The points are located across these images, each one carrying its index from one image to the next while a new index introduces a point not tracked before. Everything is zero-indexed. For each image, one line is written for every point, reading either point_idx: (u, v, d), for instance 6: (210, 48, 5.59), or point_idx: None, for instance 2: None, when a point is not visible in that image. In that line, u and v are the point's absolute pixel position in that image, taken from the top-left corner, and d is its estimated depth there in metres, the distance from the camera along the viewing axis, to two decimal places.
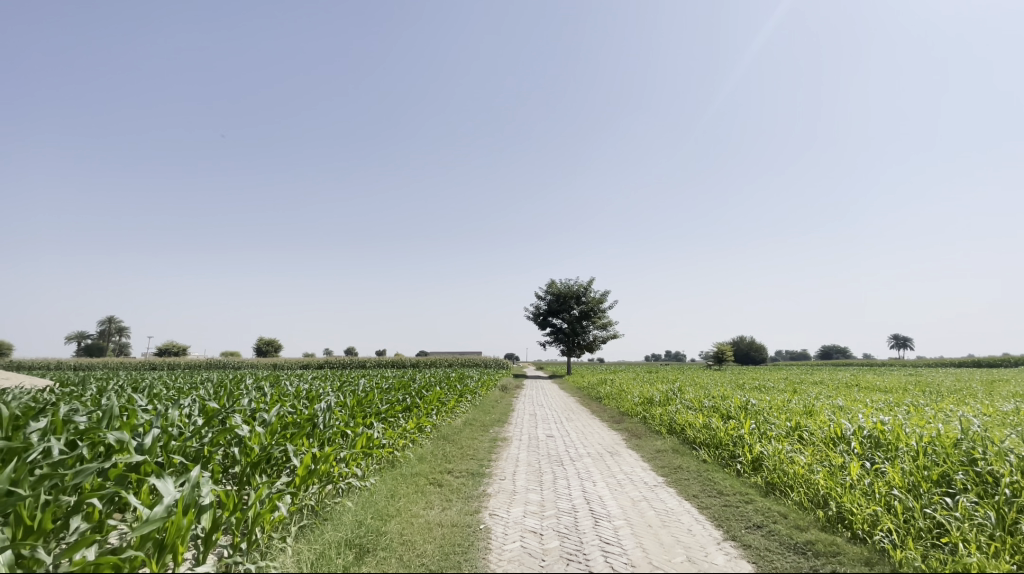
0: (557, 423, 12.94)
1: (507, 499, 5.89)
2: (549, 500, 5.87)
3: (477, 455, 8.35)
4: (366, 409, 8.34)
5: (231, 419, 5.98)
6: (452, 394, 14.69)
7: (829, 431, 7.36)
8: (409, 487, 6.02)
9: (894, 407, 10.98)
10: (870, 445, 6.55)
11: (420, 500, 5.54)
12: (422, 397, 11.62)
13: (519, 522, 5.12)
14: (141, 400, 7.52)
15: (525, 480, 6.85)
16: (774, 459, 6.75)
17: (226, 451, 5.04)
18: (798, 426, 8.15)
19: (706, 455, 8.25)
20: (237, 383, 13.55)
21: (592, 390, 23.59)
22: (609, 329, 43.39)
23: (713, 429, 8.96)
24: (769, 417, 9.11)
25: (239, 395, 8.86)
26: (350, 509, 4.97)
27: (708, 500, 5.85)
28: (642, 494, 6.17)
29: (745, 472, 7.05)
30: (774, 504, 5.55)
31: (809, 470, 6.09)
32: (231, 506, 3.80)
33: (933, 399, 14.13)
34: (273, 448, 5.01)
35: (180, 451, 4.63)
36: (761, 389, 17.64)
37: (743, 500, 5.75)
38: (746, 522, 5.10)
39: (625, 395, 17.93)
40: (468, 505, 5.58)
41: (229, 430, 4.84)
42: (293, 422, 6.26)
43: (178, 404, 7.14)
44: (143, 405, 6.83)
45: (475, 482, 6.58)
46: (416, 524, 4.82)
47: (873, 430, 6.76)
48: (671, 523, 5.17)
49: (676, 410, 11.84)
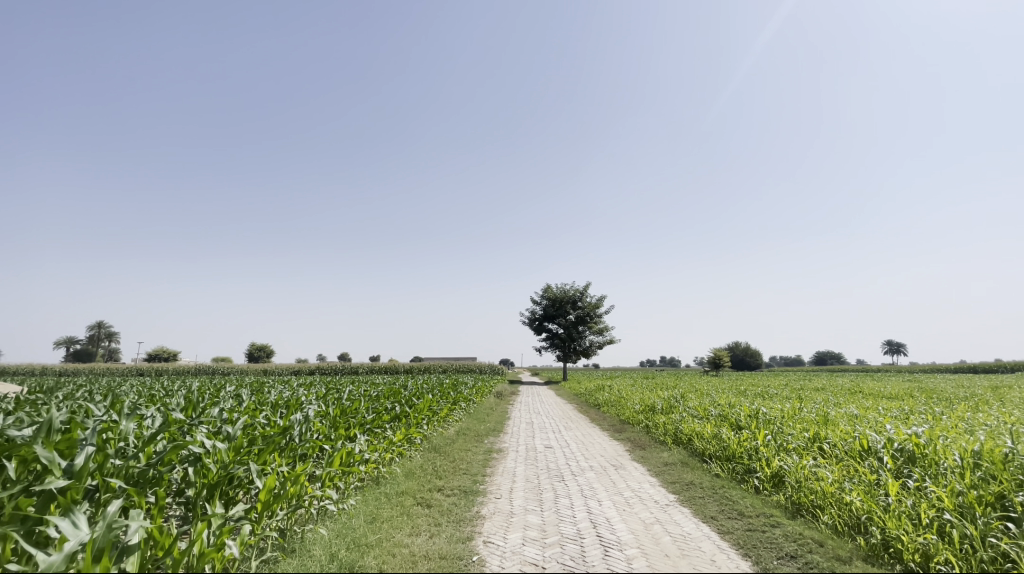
0: (555, 433, 12.22)
1: (503, 522, 5.25)
2: (550, 524, 5.22)
3: (470, 470, 7.65)
4: (350, 419, 7.65)
5: (192, 433, 5.29)
6: (446, 401, 13.97)
7: (853, 443, 6.77)
8: (392, 509, 5.34)
9: (912, 415, 10.43)
10: (904, 460, 5.96)
11: (406, 525, 4.90)
12: (412, 406, 10.90)
13: (518, 552, 4.46)
14: (100, 410, 6.80)
15: (523, 499, 6.18)
16: (797, 474, 6.13)
17: (179, 472, 4.36)
18: (817, 437, 7.52)
19: (718, 469, 7.62)
20: (217, 389, 12.77)
21: (589, 397, 22.97)
22: (605, 334, 42.78)
23: (725, 441, 8.30)
24: (784, 427, 8.47)
25: (210, 404, 8.10)
26: (323, 539, 4.29)
27: (729, 523, 5.23)
28: (654, 516, 5.52)
29: (766, 488, 6.39)
30: (806, 529, 4.93)
31: (839, 488, 5.49)
32: (166, 544, 3.14)
33: (945, 406, 13.61)
34: (233, 469, 4.34)
35: (123, 474, 3.97)
36: (764, 396, 17.00)
37: (769, 524, 5.12)
38: (778, 552, 4.46)
39: (624, 402, 17.30)
40: (459, 531, 4.90)
41: (182, 448, 4.18)
42: (263, 436, 5.58)
43: (140, 416, 6.42)
44: (99, 417, 6.13)
45: (467, 502, 5.90)
46: (399, 556, 4.14)
47: (905, 443, 6.18)
48: (691, 551, 4.53)
49: (680, 419, 11.23)
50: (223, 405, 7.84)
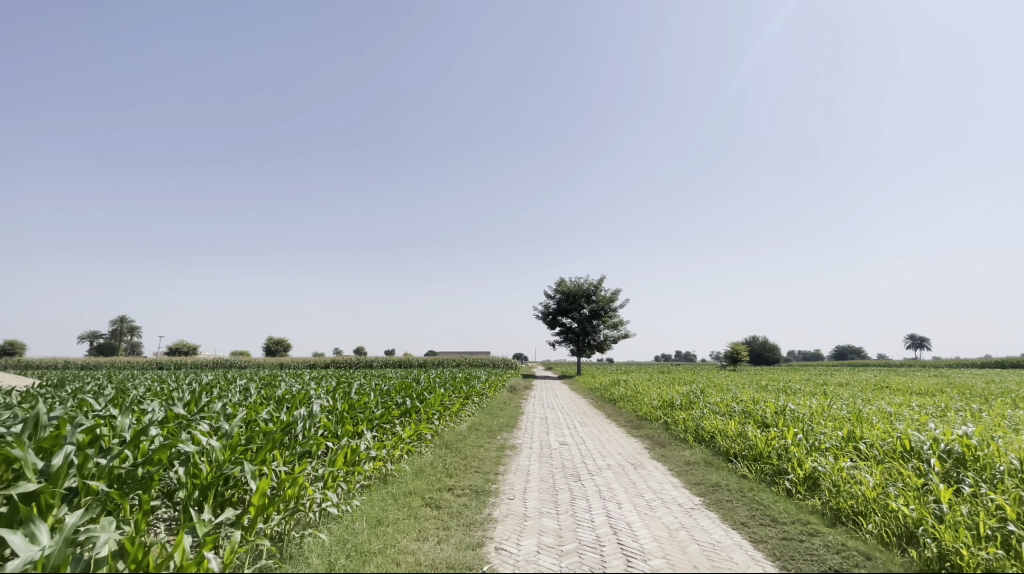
0: (570, 429, 11.83)
1: (517, 527, 4.89)
2: (566, 529, 4.85)
3: (482, 468, 7.31)
4: (357, 415, 7.35)
5: (189, 430, 5.02)
6: (458, 396, 13.65)
7: (894, 443, 6.27)
8: (399, 511, 5.02)
9: (949, 413, 9.85)
10: (953, 464, 5.45)
11: (413, 529, 4.58)
12: (423, 400, 10.58)
13: (532, 561, 4.10)
14: (102, 405, 6.59)
15: (538, 500, 5.82)
16: (833, 477, 5.68)
17: (169, 473, 4.08)
18: (853, 436, 7.02)
19: (744, 469, 7.18)
20: (228, 382, 12.61)
21: (604, 392, 22.57)
22: (621, 329, 42.22)
23: (752, 440, 7.83)
24: (815, 424, 7.97)
25: (214, 398, 7.85)
26: (323, 546, 3.98)
27: (762, 530, 4.81)
28: (679, 521, 5.12)
29: (799, 492, 5.93)
30: (849, 539, 4.49)
31: (882, 494, 5.04)
32: (140, 558, 2.85)
33: (982, 402, 12.90)
34: (228, 469, 4.07)
35: (109, 475, 3.71)
36: (786, 391, 16.37)
37: (807, 533, 4.68)
38: (819, 565, 4.04)
39: (641, 397, 16.87)
40: (469, 537, 4.56)
41: (173, 446, 3.91)
42: (263, 432, 5.28)
43: (142, 411, 6.20)
44: (98, 413, 5.90)
45: (478, 504, 5.56)
46: (404, 565, 3.80)
47: (954, 444, 5.66)
48: (721, 562, 4.13)
49: (702, 415, 10.76)
50: (228, 400, 7.60)
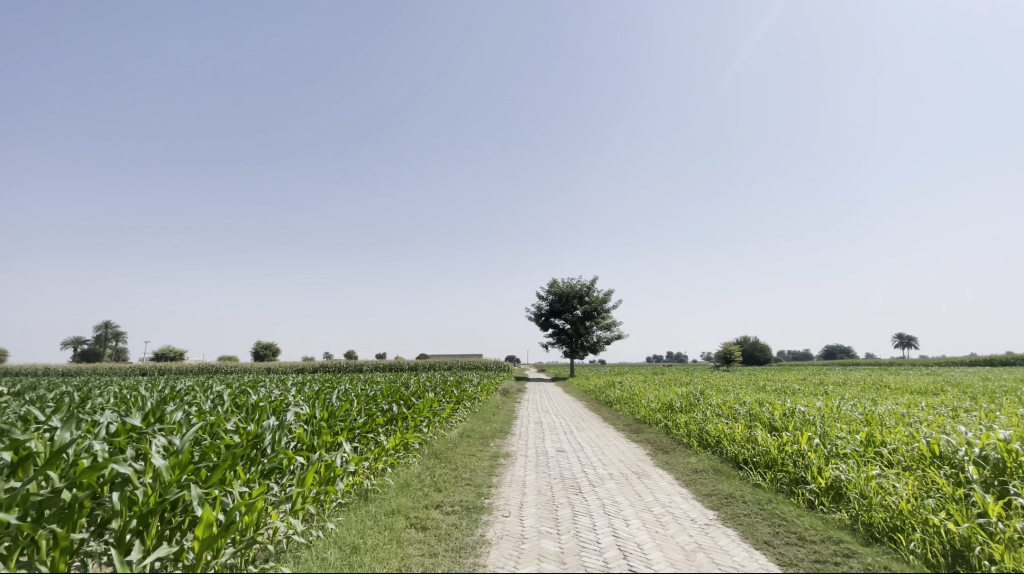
0: (568, 435, 11.19)
1: (513, 551, 4.30)
2: (569, 553, 4.26)
3: (473, 481, 6.69)
4: (337, 423, 6.72)
5: (139, 444, 4.38)
6: (448, 401, 12.97)
7: (923, 450, 5.72)
8: (379, 535, 4.42)
9: (963, 414, 9.38)
10: (992, 472, 4.92)
11: (393, 556, 3.98)
12: (411, 406, 9.93)
13: None
14: (48, 415, 5.89)
15: (536, 517, 5.24)
16: (859, 487, 5.16)
17: (101, 498, 3.44)
18: (873, 440, 6.50)
19: (757, 478, 6.65)
20: (202, 389, 11.87)
21: (599, 394, 22.06)
22: (615, 330, 41.84)
23: (762, 445, 7.31)
24: (830, 428, 7.45)
25: (178, 406, 7.13)
26: None
27: (788, 550, 4.28)
28: (694, 540, 4.57)
29: (822, 504, 5.41)
30: (891, 561, 3.96)
31: (919, 507, 4.51)
32: None
33: (992, 402, 12.42)
34: (173, 494, 3.46)
35: (23, 502, 3.08)
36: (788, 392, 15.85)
37: (841, 553, 4.15)
38: None
39: (639, 399, 16.30)
40: (458, 565, 3.96)
41: (106, 466, 3.29)
42: (225, 447, 4.65)
43: (94, 422, 5.54)
44: (40, 425, 5.21)
45: (470, 523, 4.96)
46: None
47: (992, 450, 5.13)
48: None
49: (705, 419, 10.20)
50: (195, 409, 6.94)
